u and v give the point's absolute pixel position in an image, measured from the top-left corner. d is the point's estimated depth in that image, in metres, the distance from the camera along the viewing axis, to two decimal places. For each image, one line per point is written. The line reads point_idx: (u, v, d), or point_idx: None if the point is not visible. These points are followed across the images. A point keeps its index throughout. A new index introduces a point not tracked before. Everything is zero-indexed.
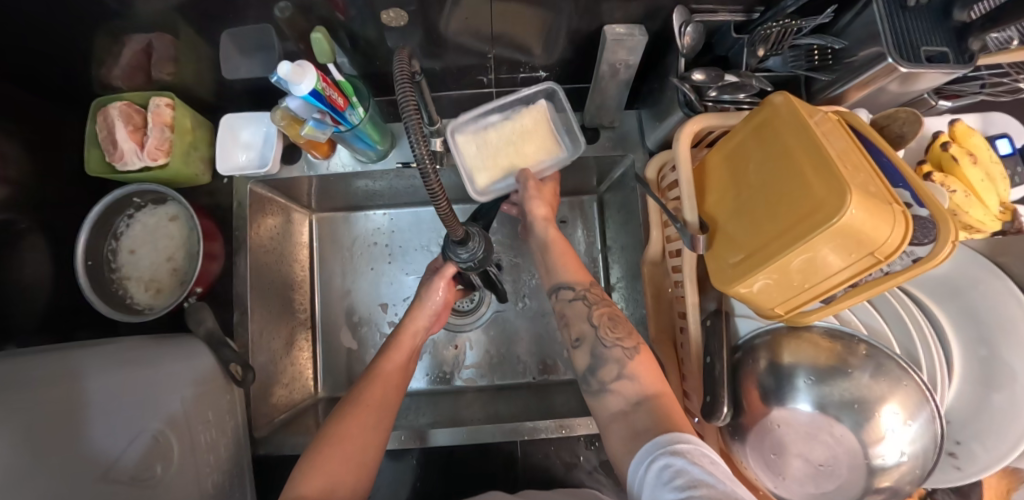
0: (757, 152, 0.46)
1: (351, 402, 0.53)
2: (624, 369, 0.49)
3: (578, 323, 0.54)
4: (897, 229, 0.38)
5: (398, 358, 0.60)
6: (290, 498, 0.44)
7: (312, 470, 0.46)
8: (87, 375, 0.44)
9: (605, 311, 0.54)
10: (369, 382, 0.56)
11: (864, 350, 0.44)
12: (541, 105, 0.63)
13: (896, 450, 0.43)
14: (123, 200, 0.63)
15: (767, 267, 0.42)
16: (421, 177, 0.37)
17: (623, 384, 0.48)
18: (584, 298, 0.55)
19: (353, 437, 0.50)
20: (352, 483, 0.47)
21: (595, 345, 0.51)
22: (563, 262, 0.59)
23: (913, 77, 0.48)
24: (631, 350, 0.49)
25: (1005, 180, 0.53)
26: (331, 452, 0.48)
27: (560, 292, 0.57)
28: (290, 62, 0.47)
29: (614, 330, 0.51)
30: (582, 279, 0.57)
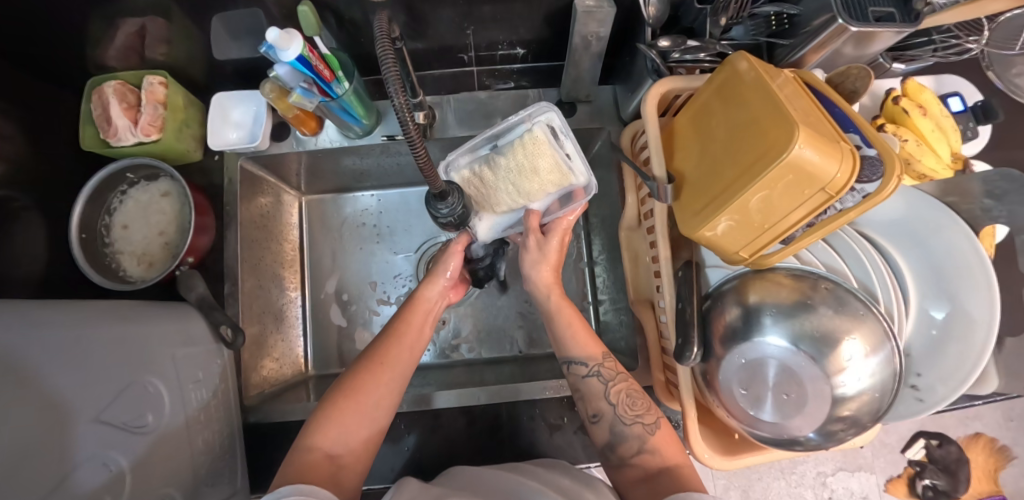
0: (720, 109, 0.49)
1: (370, 360, 0.57)
2: (645, 444, 0.54)
3: (595, 401, 0.57)
4: (845, 164, 0.41)
5: (416, 320, 0.62)
6: (308, 446, 0.50)
7: (328, 421, 0.52)
8: (87, 322, 0.45)
9: (623, 387, 0.57)
10: (388, 342, 0.59)
11: (825, 287, 0.47)
12: (540, 134, 0.54)
13: (856, 377, 0.45)
14: (116, 176, 0.65)
15: (728, 208, 0.44)
16: (406, 138, 0.38)
17: (645, 457, 0.53)
18: (599, 374, 0.57)
19: (369, 394, 0.54)
20: (362, 434, 0.53)
21: (614, 423, 0.55)
22: (575, 335, 0.60)
23: (866, 37, 0.52)
24: (652, 427, 0.54)
25: (956, 132, 0.56)
26: (345, 405, 0.53)
27: (574, 367, 0.59)
28: (278, 29, 0.49)
29: (632, 408, 0.55)
30: (595, 354, 0.58)
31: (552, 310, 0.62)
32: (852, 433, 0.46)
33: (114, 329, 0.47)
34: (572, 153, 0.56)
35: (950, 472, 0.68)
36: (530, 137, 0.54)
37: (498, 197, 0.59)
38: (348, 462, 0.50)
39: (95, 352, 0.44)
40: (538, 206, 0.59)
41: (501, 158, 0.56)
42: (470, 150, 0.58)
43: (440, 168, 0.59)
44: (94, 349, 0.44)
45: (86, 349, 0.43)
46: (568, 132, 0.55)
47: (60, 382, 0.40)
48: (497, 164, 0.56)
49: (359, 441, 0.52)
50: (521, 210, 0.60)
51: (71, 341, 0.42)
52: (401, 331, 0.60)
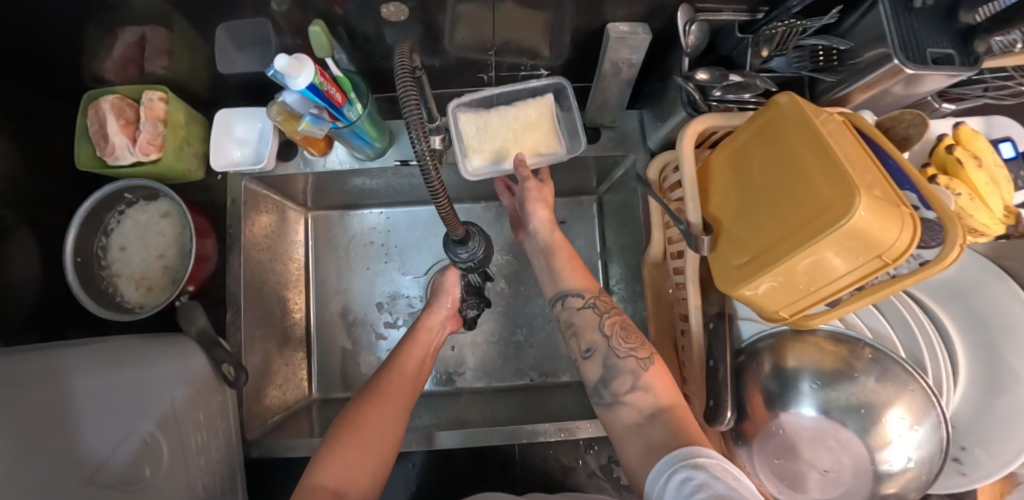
0: (762, 155, 0.45)
1: (374, 393, 0.54)
2: (638, 381, 0.47)
3: (589, 333, 0.52)
4: (905, 232, 0.37)
5: (417, 353, 0.62)
6: (310, 488, 0.44)
7: (334, 453, 0.47)
8: (87, 377, 0.45)
9: (617, 319, 0.52)
10: (389, 373, 0.57)
11: (869, 354, 0.44)
12: (548, 99, 0.63)
13: (902, 455, 0.42)
14: (114, 195, 0.62)
15: (772, 270, 0.41)
16: (422, 173, 0.36)
17: (637, 396, 0.46)
18: (594, 306, 0.54)
19: (374, 420, 0.51)
20: (367, 472, 0.47)
21: (607, 354, 0.49)
22: (567, 266, 0.58)
23: (918, 80, 0.48)
24: (646, 361, 0.48)
25: (1009, 183, 0.53)
26: (344, 447, 0.48)
27: (569, 299, 0.55)
28: (288, 55, 0.45)
29: (626, 340, 0.50)
30: (590, 286, 0.55)
31: (551, 244, 0.60)
32: None
33: (117, 376, 0.47)
34: (572, 127, 0.64)
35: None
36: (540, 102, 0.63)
37: (490, 141, 0.63)
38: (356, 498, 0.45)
39: (85, 401, 0.43)
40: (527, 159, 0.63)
41: (507, 108, 0.63)
42: (481, 94, 0.64)
43: (449, 104, 0.63)
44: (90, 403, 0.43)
45: (72, 403, 0.42)
46: (575, 107, 0.63)
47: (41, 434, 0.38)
48: (504, 112, 0.63)
49: (365, 477, 0.47)
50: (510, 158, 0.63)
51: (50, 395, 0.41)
52: (402, 362, 0.59)
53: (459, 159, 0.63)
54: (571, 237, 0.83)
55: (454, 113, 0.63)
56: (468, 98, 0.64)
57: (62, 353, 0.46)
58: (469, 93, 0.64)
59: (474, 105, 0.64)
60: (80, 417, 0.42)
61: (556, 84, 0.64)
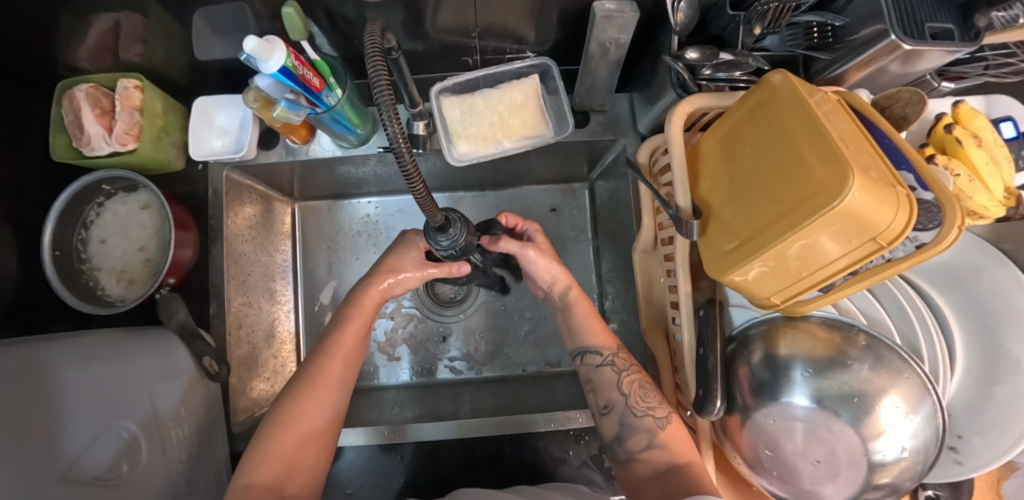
0: (753, 135, 0.44)
1: (306, 383, 0.51)
2: (653, 439, 0.49)
3: (606, 391, 0.53)
4: (902, 213, 0.36)
5: (356, 330, 0.55)
6: (242, 487, 0.45)
7: (262, 455, 0.47)
8: (77, 371, 0.47)
9: (637, 377, 0.53)
10: (321, 358, 0.53)
11: (863, 340, 0.43)
12: (533, 79, 0.61)
13: (896, 444, 0.41)
14: (91, 187, 0.60)
15: (763, 255, 0.40)
16: (396, 160, 0.34)
17: (653, 453, 0.48)
18: (612, 365, 0.54)
19: (303, 417, 0.50)
20: (307, 467, 0.49)
21: (624, 414, 0.51)
22: (587, 325, 0.57)
23: (916, 56, 0.46)
24: (663, 421, 0.49)
25: (1010, 164, 0.51)
26: (272, 443, 0.48)
27: (587, 357, 0.55)
28: (257, 37, 0.43)
29: (644, 400, 0.51)
30: (609, 344, 0.55)
31: (567, 303, 0.59)
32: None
33: (105, 373, 0.48)
34: (558, 108, 0.63)
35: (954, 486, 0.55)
36: (525, 82, 0.61)
37: (477, 126, 0.61)
38: (294, 491, 0.47)
39: (69, 392, 0.45)
40: (513, 141, 0.62)
41: (491, 90, 0.61)
42: (464, 77, 0.62)
43: (432, 88, 0.61)
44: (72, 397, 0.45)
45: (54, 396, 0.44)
46: (560, 88, 0.61)
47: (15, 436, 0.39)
48: (490, 95, 0.61)
49: (302, 469, 0.48)
50: (496, 145, 0.61)
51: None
52: (336, 346, 0.54)
53: (443, 144, 0.61)
54: (563, 225, 0.81)
55: (438, 97, 0.61)
56: (451, 82, 0.62)
57: (47, 349, 0.47)
58: (451, 77, 0.63)
59: (457, 90, 0.63)
60: (63, 401, 0.44)
61: (541, 65, 0.62)
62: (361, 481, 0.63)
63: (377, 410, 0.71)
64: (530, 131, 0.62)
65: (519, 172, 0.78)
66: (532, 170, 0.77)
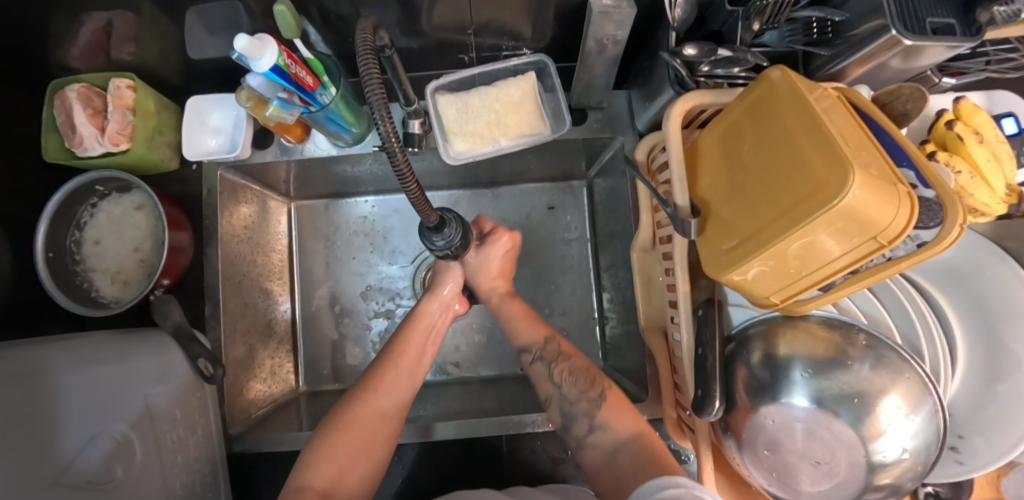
0: (752, 132, 0.43)
1: (368, 385, 0.53)
2: (594, 421, 0.50)
3: (544, 385, 0.56)
4: (903, 211, 0.35)
5: (417, 343, 0.59)
6: (295, 489, 0.45)
7: (320, 457, 0.47)
8: (73, 373, 0.46)
9: (566, 366, 0.56)
10: (384, 365, 0.55)
11: (864, 340, 0.43)
12: (530, 77, 0.61)
13: (897, 445, 0.41)
14: (84, 188, 0.60)
15: (762, 254, 0.39)
16: (389, 158, 0.33)
17: (596, 436, 0.50)
18: (543, 358, 0.58)
19: (365, 420, 0.51)
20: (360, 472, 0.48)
21: (562, 403, 0.53)
22: (515, 326, 0.61)
23: (917, 51, 0.45)
24: (598, 401, 0.51)
25: (1012, 160, 0.50)
26: (333, 443, 0.48)
27: (522, 354, 0.59)
28: (248, 35, 0.43)
29: (576, 384, 0.54)
30: (538, 338, 0.59)
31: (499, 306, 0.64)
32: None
33: (101, 376, 0.48)
34: (554, 106, 0.62)
35: (955, 484, 0.54)
36: (521, 80, 0.61)
37: (474, 124, 0.60)
38: (344, 496, 0.46)
39: (67, 395, 0.44)
40: (509, 140, 0.61)
41: (487, 88, 0.61)
42: (460, 74, 0.61)
43: (428, 86, 0.61)
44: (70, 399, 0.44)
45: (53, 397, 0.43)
46: (557, 85, 0.61)
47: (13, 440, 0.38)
48: (486, 93, 0.60)
49: (354, 476, 0.48)
50: (492, 143, 0.61)
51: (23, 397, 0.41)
52: (399, 352, 0.57)
53: (438, 143, 0.60)
54: (561, 223, 0.81)
55: (434, 95, 0.61)
56: (447, 80, 0.61)
57: (44, 352, 0.46)
58: (447, 75, 0.62)
59: (453, 88, 0.62)
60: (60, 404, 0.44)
61: (538, 62, 0.61)
62: None
63: None
64: (526, 129, 0.61)
65: (516, 170, 0.77)
66: (530, 168, 0.77)
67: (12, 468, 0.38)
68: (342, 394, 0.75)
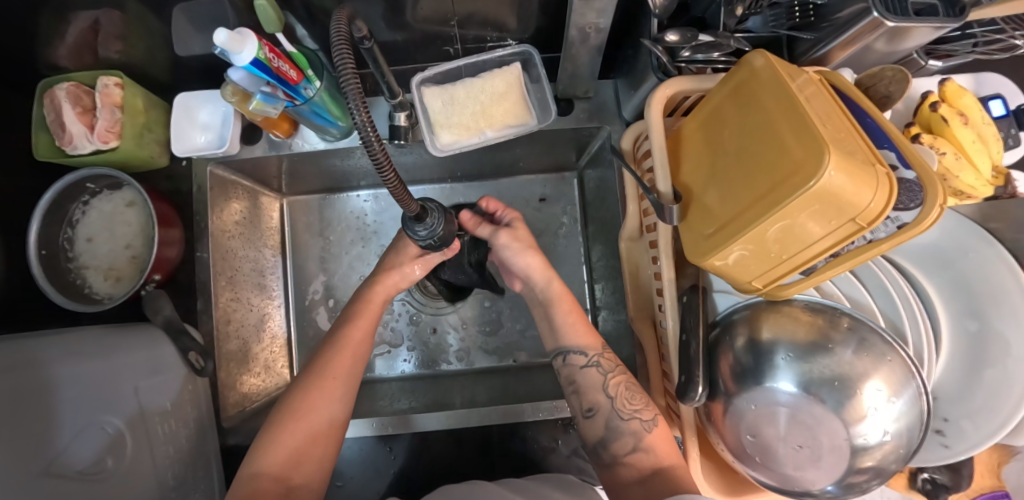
0: (733, 116, 0.43)
1: (314, 377, 0.52)
2: (641, 442, 0.49)
3: (591, 394, 0.53)
4: (881, 192, 0.35)
5: (366, 325, 0.57)
6: (248, 476, 0.46)
7: (274, 445, 0.48)
8: (66, 365, 0.48)
9: (622, 379, 0.53)
10: (334, 351, 0.55)
11: (846, 323, 0.43)
12: (515, 68, 0.61)
13: (879, 428, 0.41)
14: (76, 186, 0.60)
15: (742, 237, 0.39)
16: (366, 150, 0.32)
17: (638, 457, 0.48)
18: (598, 365, 0.54)
19: (315, 407, 0.51)
20: (315, 459, 0.49)
21: (611, 416, 0.51)
22: (571, 322, 0.57)
23: (900, 33, 0.45)
24: (650, 423, 0.50)
25: (998, 141, 0.51)
26: (286, 429, 0.49)
27: (573, 356, 0.55)
28: (227, 29, 0.43)
29: (632, 401, 0.51)
30: (593, 343, 0.55)
31: (551, 296, 0.59)
32: (874, 484, 0.43)
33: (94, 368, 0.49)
34: (540, 96, 0.62)
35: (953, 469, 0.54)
36: (506, 71, 0.61)
37: (460, 116, 0.60)
38: (299, 482, 0.47)
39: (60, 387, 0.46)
40: (495, 132, 0.61)
41: (472, 79, 0.61)
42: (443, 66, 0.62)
43: (414, 78, 0.61)
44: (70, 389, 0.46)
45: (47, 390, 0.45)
46: (542, 75, 0.61)
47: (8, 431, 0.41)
48: (471, 84, 0.61)
49: (311, 462, 0.49)
50: (479, 135, 0.61)
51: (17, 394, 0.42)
52: (345, 342, 0.55)
53: (424, 134, 0.61)
54: (553, 214, 0.81)
55: (419, 86, 0.61)
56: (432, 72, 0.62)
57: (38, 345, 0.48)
58: (432, 68, 0.62)
59: (439, 80, 0.62)
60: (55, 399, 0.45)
61: (523, 53, 0.61)
62: (353, 474, 0.63)
63: (369, 402, 0.72)
64: (512, 120, 0.61)
65: (507, 162, 0.77)
66: (521, 159, 0.77)
67: None
68: None
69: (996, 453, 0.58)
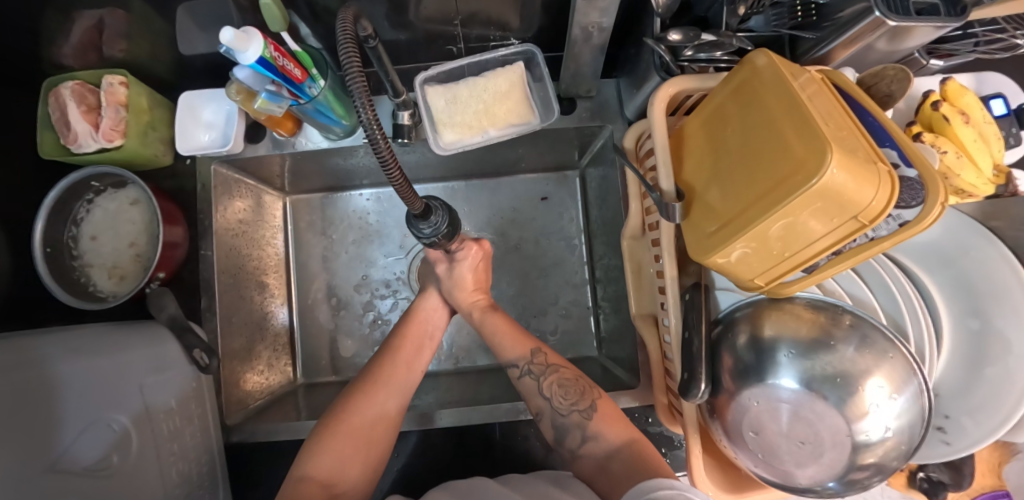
0: (736, 115, 0.43)
1: (363, 386, 0.55)
2: (586, 432, 0.51)
3: (534, 399, 0.56)
4: (883, 190, 0.35)
5: (410, 341, 0.61)
6: (296, 480, 0.47)
7: (325, 448, 0.49)
8: (70, 361, 0.47)
9: (555, 379, 0.56)
10: (382, 362, 0.58)
11: (848, 321, 0.43)
12: (518, 67, 0.61)
13: (881, 425, 0.41)
14: (80, 184, 0.61)
15: (744, 235, 0.39)
16: (371, 147, 0.33)
17: (590, 446, 0.50)
18: (530, 373, 0.57)
19: (361, 414, 0.52)
20: (359, 462, 0.50)
21: (553, 416, 0.53)
22: (501, 339, 0.60)
23: (902, 32, 0.45)
24: (587, 412, 0.52)
25: (999, 140, 0.51)
26: (335, 434, 0.50)
27: (509, 370, 0.58)
28: (233, 28, 0.43)
29: (565, 397, 0.54)
30: (523, 353, 0.58)
31: (482, 322, 0.63)
32: (875, 481, 0.43)
33: (98, 364, 0.49)
34: (542, 95, 0.63)
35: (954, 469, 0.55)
36: (509, 71, 0.61)
37: (463, 115, 0.61)
38: (344, 490, 0.48)
39: (65, 384, 0.45)
40: (498, 131, 0.61)
41: (475, 78, 0.61)
42: (446, 66, 0.62)
43: (417, 78, 0.62)
44: (79, 385, 0.46)
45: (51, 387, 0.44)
46: (545, 75, 0.61)
47: (17, 428, 0.40)
48: (474, 83, 0.61)
49: (354, 468, 0.50)
50: (482, 135, 0.61)
51: (28, 390, 0.42)
52: (395, 356, 0.59)
53: (428, 133, 0.61)
54: (554, 213, 0.81)
55: (422, 85, 0.62)
56: (435, 71, 0.62)
57: (40, 342, 0.47)
58: (436, 67, 0.63)
59: (442, 79, 0.63)
60: (60, 396, 0.45)
61: (526, 52, 0.62)
62: None
63: None
64: (514, 119, 0.61)
65: (509, 161, 0.77)
66: (523, 158, 0.77)
67: (14, 455, 0.39)
68: (339, 386, 0.76)
69: (996, 450, 0.58)
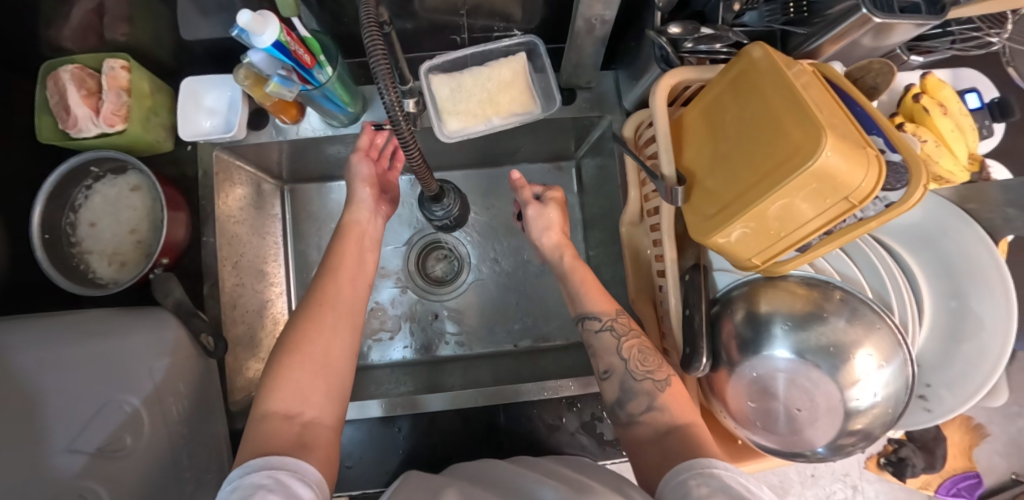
0: (734, 105, 0.45)
1: (310, 305, 0.52)
2: (654, 401, 0.50)
3: (607, 356, 0.54)
4: (871, 172, 0.37)
5: (352, 248, 0.59)
6: (260, 416, 0.44)
7: (281, 380, 0.46)
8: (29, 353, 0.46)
9: (635, 343, 0.53)
10: (322, 278, 0.55)
11: (839, 296, 0.46)
12: (521, 57, 0.62)
13: (870, 392, 0.44)
14: (79, 170, 0.60)
15: (744, 216, 0.42)
16: (396, 132, 0.36)
17: (654, 415, 0.49)
18: (613, 329, 0.55)
19: (316, 341, 0.49)
20: (321, 392, 0.47)
21: (625, 378, 0.51)
22: (588, 291, 0.58)
23: (886, 30, 0.48)
24: (662, 383, 0.50)
25: (973, 132, 0.55)
26: (294, 362, 0.47)
27: (587, 321, 0.56)
28: (250, 11, 0.43)
29: (643, 364, 0.51)
30: (609, 309, 0.56)
31: (568, 270, 0.62)
32: (862, 446, 0.46)
33: (82, 354, 0.48)
34: (545, 84, 0.64)
35: (928, 451, 0.61)
36: (512, 60, 0.62)
37: (467, 102, 0.62)
38: (312, 415, 0.45)
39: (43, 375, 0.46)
40: (500, 119, 0.63)
41: (479, 68, 0.62)
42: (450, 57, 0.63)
43: (421, 65, 0.62)
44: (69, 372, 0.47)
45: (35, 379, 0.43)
46: (547, 64, 0.63)
47: None
48: (478, 72, 0.62)
49: (320, 394, 0.47)
50: (485, 124, 0.63)
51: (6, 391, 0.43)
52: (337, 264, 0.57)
53: (432, 121, 0.62)
54: None
55: (426, 71, 0.62)
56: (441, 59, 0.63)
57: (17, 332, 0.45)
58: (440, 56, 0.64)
59: (448, 68, 0.64)
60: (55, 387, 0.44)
61: (528, 43, 0.63)
62: (360, 458, 0.64)
63: (370, 387, 0.73)
64: (516, 107, 0.63)
65: (507, 151, 0.79)
66: (520, 149, 0.79)
67: None
68: None
69: (963, 428, 0.63)
